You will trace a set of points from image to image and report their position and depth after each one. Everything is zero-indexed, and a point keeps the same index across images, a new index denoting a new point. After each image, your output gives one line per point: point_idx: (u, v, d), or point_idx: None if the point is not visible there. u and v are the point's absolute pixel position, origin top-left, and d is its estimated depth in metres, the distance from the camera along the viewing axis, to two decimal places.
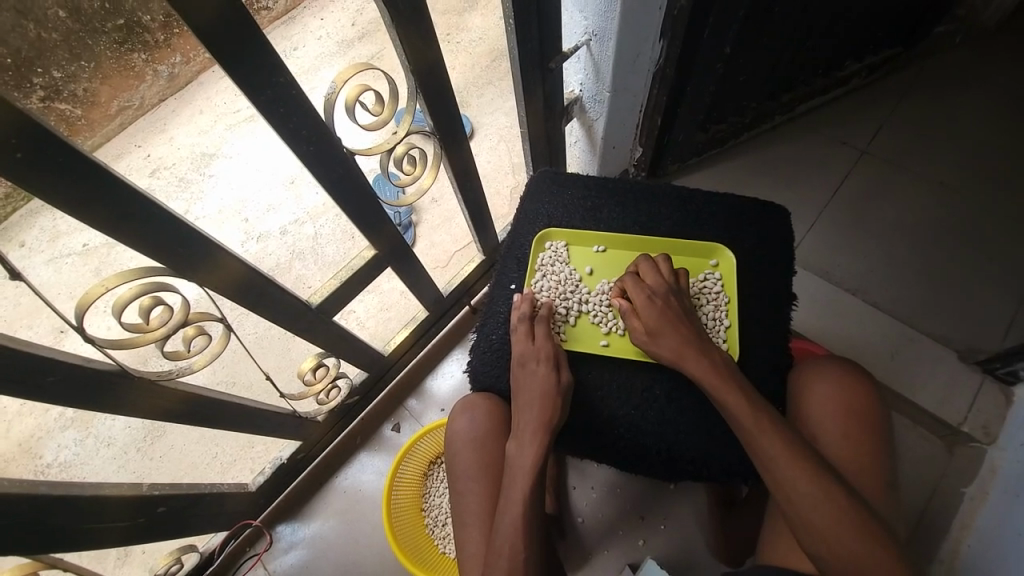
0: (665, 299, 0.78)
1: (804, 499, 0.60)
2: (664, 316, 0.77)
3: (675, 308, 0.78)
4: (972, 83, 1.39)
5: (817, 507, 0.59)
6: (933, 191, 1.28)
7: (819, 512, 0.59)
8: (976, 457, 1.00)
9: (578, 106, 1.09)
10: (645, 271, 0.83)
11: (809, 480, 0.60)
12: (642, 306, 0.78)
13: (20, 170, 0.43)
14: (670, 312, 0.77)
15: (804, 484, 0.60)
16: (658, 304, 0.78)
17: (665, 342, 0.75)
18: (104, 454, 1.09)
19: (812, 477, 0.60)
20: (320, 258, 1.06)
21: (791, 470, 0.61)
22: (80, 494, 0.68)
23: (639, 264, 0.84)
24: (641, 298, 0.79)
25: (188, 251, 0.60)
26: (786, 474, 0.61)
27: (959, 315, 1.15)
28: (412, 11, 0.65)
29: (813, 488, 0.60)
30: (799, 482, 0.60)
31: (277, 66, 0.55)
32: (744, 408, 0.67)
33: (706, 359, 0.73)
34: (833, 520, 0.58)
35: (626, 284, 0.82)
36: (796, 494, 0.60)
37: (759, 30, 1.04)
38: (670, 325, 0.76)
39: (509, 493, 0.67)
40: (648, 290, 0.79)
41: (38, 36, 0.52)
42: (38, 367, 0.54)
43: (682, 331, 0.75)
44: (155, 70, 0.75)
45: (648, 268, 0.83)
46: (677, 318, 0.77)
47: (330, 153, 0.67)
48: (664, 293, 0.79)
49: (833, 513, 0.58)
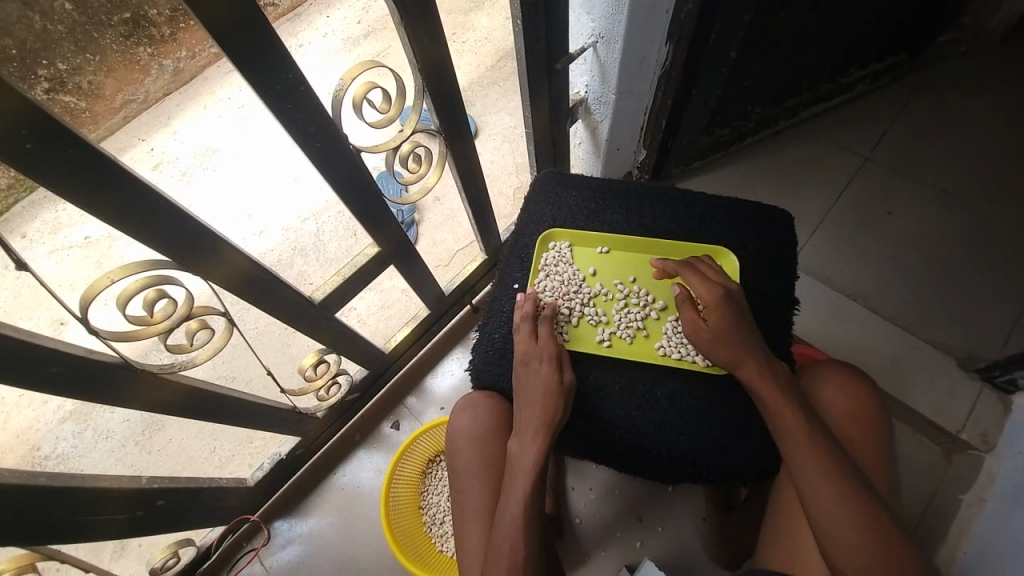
0: (736, 300, 0.77)
1: (835, 516, 0.59)
2: (735, 322, 0.75)
3: (743, 312, 0.77)
4: (975, 91, 1.40)
5: (850, 525, 0.58)
6: (935, 199, 1.29)
7: (851, 530, 0.58)
8: (974, 464, 1.01)
9: (583, 107, 1.09)
10: (707, 269, 0.81)
11: (843, 497, 0.59)
12: (713, 303, 0.76)
13: (29, 159, 0.43)
14: (735, 312, 0.76)
15: (837, 500, 0.59)
16: (732, 305, 0.76)
17: (733, 348, 0.74)
18: (103, 446, 1.08)
19: (845, 495, 0.59)
20: (323, 255, 1.06)
21: (825, 484, 0.60)
22: (80, 486, 0.68)
23: (703, 262, 0.82)
24: (714, 294, 0.77)
25: (193, 244, 0.60)
26: (820, 487, 0.60)
27: (959, 323, 1.15)
28: (422, 10, 0.65)
29: (845, 505, 0.59)
30: (833, 499, 0.59)
31: (287, 63, 0.55)
32: (774, 398, 0.69)
33: (763, 361, 0.72)
34: (862, 538, 0.57)
35: (692, 277, 0.80)
36: (827, 511, 0.59)
37: (766, 34, 1.05)
38: (738, 330, 0.74)
39: (510, 490, 0.67)
40: (722, 288, 0.77)
41: (45, 28, 0.52)
42: (42, 357, 0.54)
43: (746, 337, 0.74)
44: (161, 65, 0.72)
45: (710, 267, 0.81)
46: (743, 319, 0.76)
47: (335, 149, 0.68)
48: (737, 294, 0.78)
49: (865, 532, 0.57)
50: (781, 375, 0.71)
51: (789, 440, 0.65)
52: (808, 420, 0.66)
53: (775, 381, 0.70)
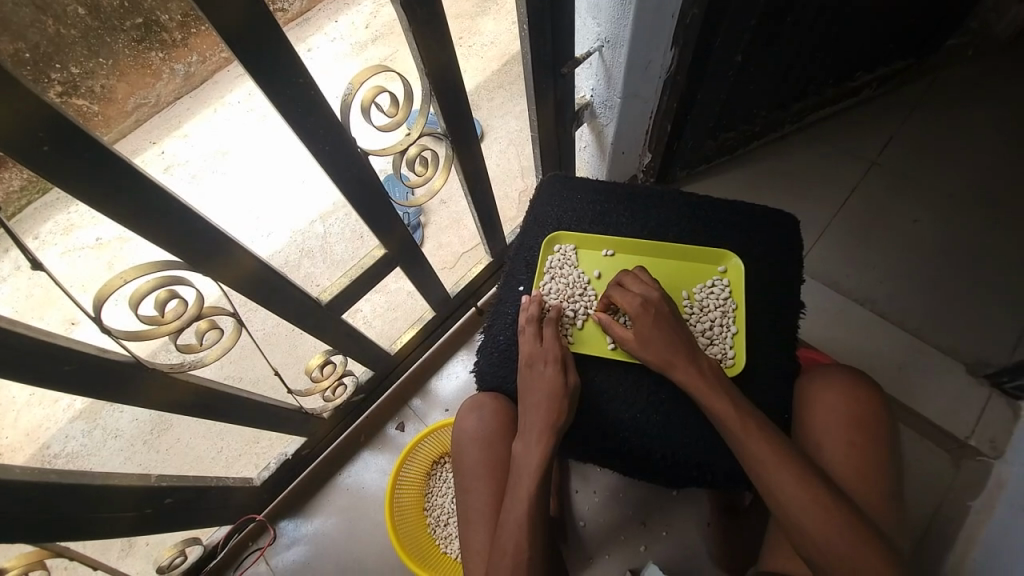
0: (656, 307, 0.79)
1: (802, 517, 0.60)
2: (657, 325, 0.77)
3: (666, 317, 0.79)
4: (982, 95, 1.39)
5: (809, 514, 0.60)
6: (943, 203, 1.28)
7: (811, 519, 0.60)
8: (983, 471, 1.00)
9: (588, 111, 1.10)
10: (630, 280, 0.83)
11: (798, 486, 0.62)
12: (634, 314, 0.79)
13: (46, 162, 0.44)
14: (658, 318, 0.78)
15: (794, 491, 0.61)
16: (650, 312, 0.79)
17: (658, 351, 0.76)
18: (112, 445, 1.09)
19: (800, 484, 0.62)
20: (329, 257, 1.09)
21: (781, 477, 0.63)
22: (90, 483, 0.69)
23: (624, 275, 0.84)
24: (634, 305, 0.80)
25: (203, 245, 0.61)
26: (777, 480, 0.63)
27: (967, 328, 1.14)
28: (429, 15, 0.66)
29: (802, 494, 0.61)
30: (799, 501, 0.61)
31: (297, 67, 0.56)
32: (718, 400, 0.70)
33: (693, 363, 0.74)
34: (824, 526, 0.59)
35: (617, 290, 0.82)
36: (793, 512, 0.61)
37: (771, 39, 1.05)
38: (663, 333, 0.77)
39: (514, 492, 0.68)
40: (640, 298, 0.80)
41: (58, 31, 0.53)
42: (55, 356, 0.55)
43: (672, 338, 0.77)
44: (172, 69, 0.72)
45: (633, 279, 0.83)
46: (668, 325, 0.78)
47: (344, 153, 0.69)
48: (656, 301, 0.80)
49: (825, 519, 0.59)
50: (717, 375, 0.74)
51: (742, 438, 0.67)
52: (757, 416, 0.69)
53: (713, 382, 0.72)
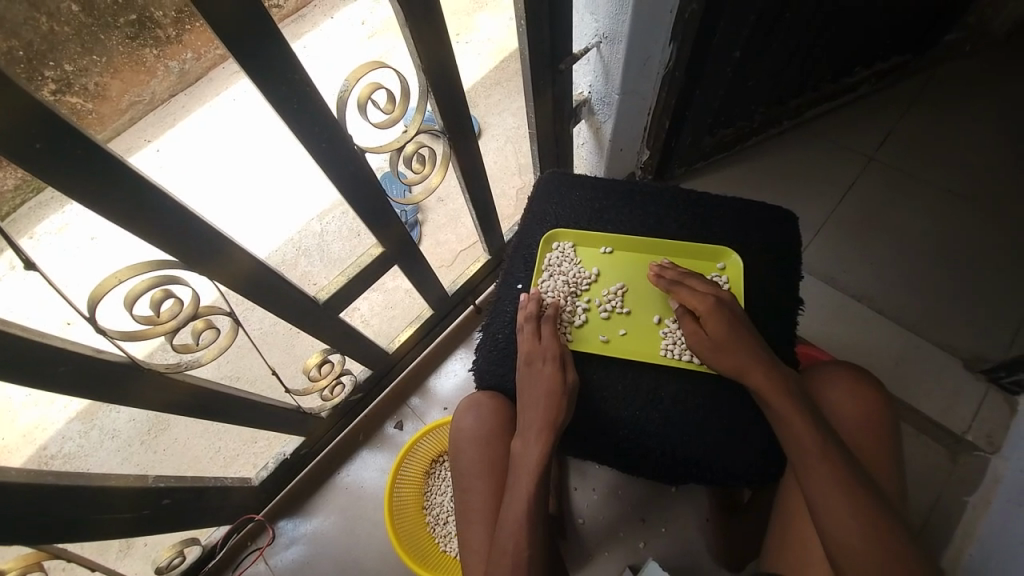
0: (727, 308, 0.78)
1: (841, 521, 0.59)
2: (731, 327, 0.75)
3: (739, 318, 0.77)
4: (979, 91, 1.39)
5: (851, 530, 0.58)
6: (939, 200, 1.28)
7: (856, 536, 0.58)
8: (979, 466, 1.00)
9: (586, 108, 1.09)
10: (695, 282, 0.82)
11: (845, 499, 0.60)
12: (706, 312, 0.78)
13: (40, 162, 0.44)
14: (731, 321, 0.76)
15: (843, 506, 0.59)
16: (724, 313, 0.77)
17: (732, 354, 0.74)
18: (109, 446, 1.08)
19: (852, 500, 0.60)
20: (326, 255, 1.04)
21: (829, 491, 0.61)
22: (87, 485, 0.69)
23: (691, 277, 0.84)
24: (704, 305, 0.78)
25: (197, 245, 0.60)
26: (825, 494, 0.61)
27: (964, 324, 1.15)
28: (426, 11, 0.65)
29: (851, 510, 0.59)
30: (838, 503, 0.60)
31: (293, 64, 0.56)
32: (783, 402, 0.69)
33: (770, 366, 0.72)
34: (863, 535, 0.58)
35: (685, 289, 0.82)
36: (832, 514, 0.60)
37: (770, 35, 1.05)
38: (737, 336, 0.75)
39: (513, 490, 0.68)
40: (712, 297, 0.79)
41: (51, 29, 0.51)
42: (49, 358, 0.55)
43: (747, 342, 0.74)
44: (166, 66, 0.73)
45: (697, 281, 0.82)
46: (742, 326, 0.76)
47: (341, 151, 0.68)
48: (728, 301, 0.79)
49: (871, 537, 0.58)
50: (791, 382, 0.71)
51: (800, 449, 0.65)
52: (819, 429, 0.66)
53: (783, 384, 0.70)
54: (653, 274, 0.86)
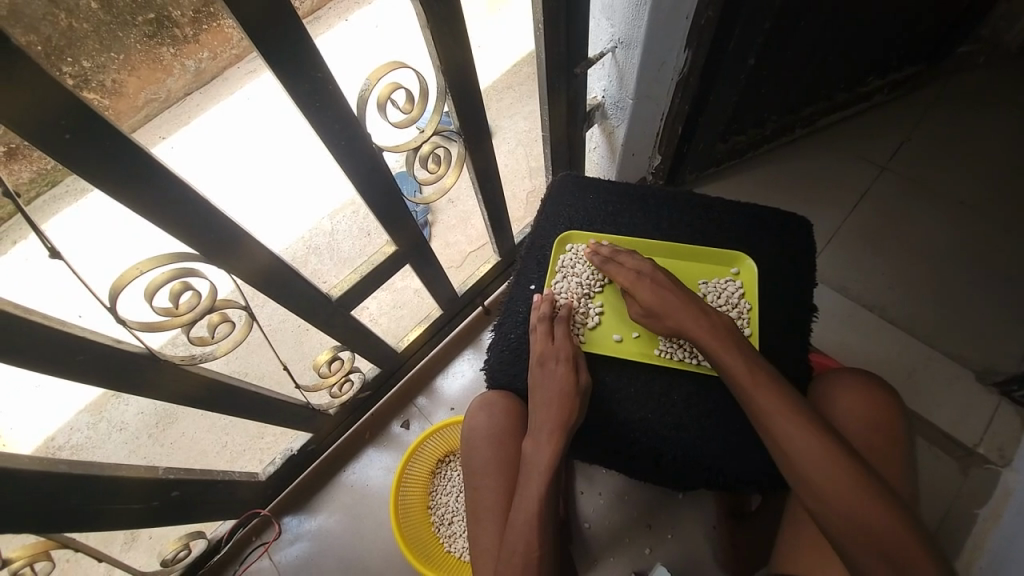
0: (652, 278, 0.81)
1: (833, 490, 0.59)
2: (658, 295, 0.79)
3: (662, 285, 0.80)
4: (993, 103, 1.39)
5: (857, 516, 0.58)
6: (952, 211, 1.28)
7: (851, 504, 0.58)
8: (991, 478, 0.99)
9: (600, 112, 1.10)
10: (624, 257, 0.86)
11: (835, 469, 0.60)
12: (632, 287, 0.81)
13: (70, 151, 0.45)
14: (660, 289, 0.80)
15: (833, 476, 0.60)
16: (647, 282, 0.81)
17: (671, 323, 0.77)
18: (116, 438, 1.07)
19: (852, 483, 0.59)
20: (336, 254, 1.09)
21: (826, 475, 0.60)
22: (100, 474, 0.69)
23: (617, 251, 0.87)
24: (629, 277, 0.82)
25: (219, 239, 0.61)
26: (819, 479, 0.60)
27: (977, 336, 1.14)
28: (447, 12, 0.66)
29: (844, 478, 0.59)
30: (830, 472, 0.60)
31: (317, 62, 0.57)
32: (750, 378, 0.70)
33: (715, 337, 0.74)
34: (859, 501, 0.58)
35: (609, 266, 0.85)
36: (824, 484, 0.60)
37: (785, 42, 1.05)
38: (665, 303, 0.79)
39: (524, 489, 0.68)
40: (637, 271, 0.82)
41: (69, 25, 0.53)
42: (71, 346, 0.56)
43: (678, 307, 0.78)
44: (183, 65, 0.72)
45: (626, 254, 0.86)
46: (670, 292, 0.80)
47: (360, 149, 0.69)
48: (649, 271, 0.82)
49: (868, 502, 0.58)
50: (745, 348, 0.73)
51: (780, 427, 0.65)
52: (795, 405, 0.66)
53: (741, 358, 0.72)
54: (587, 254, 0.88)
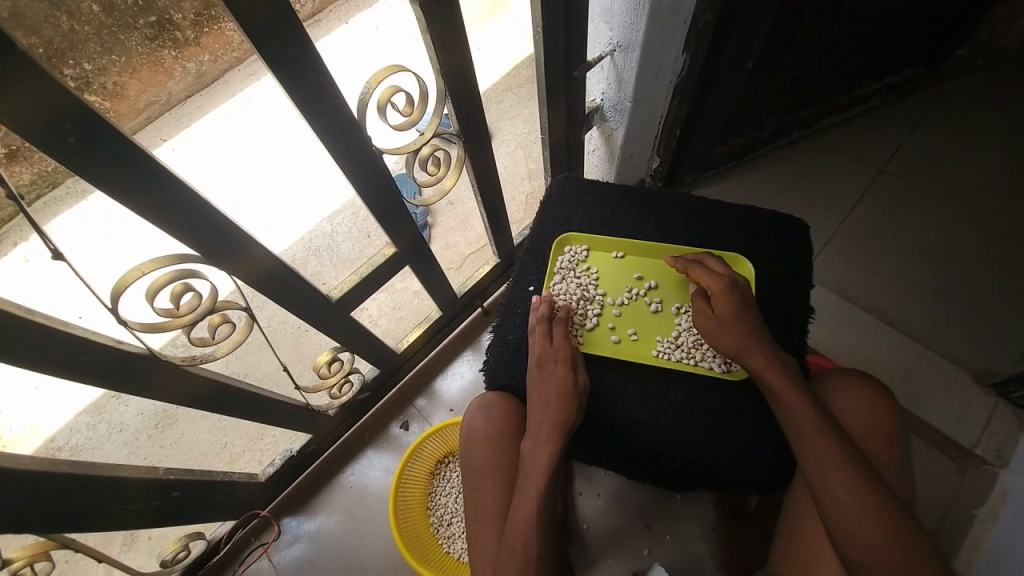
0: (739, 292, 0.79)
1: (844, 504, 0.60)
2: (739, 308, 0.77)
3: (748, 302, 0.78)
4: (990, 106, 1.40)
5: (863, 523, 0.59)
6: (949, 213, 1.28)
7: (859, 518, 0.59)
8: (988, 480, 0.99)
9: (598, 114, 1.10)
10: (713, 266, 0.84)
11: (850, 484, 0.61)
12: (717, 293, 0.79)
13: (71, 154, 0.45)
14: (743, 304, 0.78)
15: (847, 491, 0.60)
16: (733, 294, 0.78)
17: (736, 332, 0.75)
18: (117, 438, 1.08)
19: (861, 491, 0.60)
20: (335, 255, 1.06)
21: (838, 481, 0.61)
22: (100, 474, 0.69)
23: (706, 259, 0.85)
24: (717, 286, 0.79)
25: (220, 240, 0.62)
26: (834, 489, 0.61)
27: (974, 337, 1.14)
28: (446, 16, 0.66)
29: (856, 492, 0.60)
30: (845, 487, 0.61)
31: (316, 65, 0.57)
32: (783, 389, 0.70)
33: (774, 352, 0.73)
34: (867, 516, 0.59)
35: (699, 269, 0.83)
36: (836, 497, 0.61)
37: (783, 45, 1.06)
38: (741, 316, 0.76)
39: (522, 490, 0.68)
40: (725, 280, 0.80)
41: (71, 28, 0.53)
42: (73, 346, 0.56)
43: (750, 323, 0.76)
44: (183, 67, 0.72)
45: (715, 266, 0.83)
46: (749, 308, 0.78)
47: (359, 151, 0.70)
48: (740, 285, 0.80)
49: (877, 518, 0.59)
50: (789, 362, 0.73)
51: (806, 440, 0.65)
52: (822, 420, 0.66)
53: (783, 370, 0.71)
54: (673, 260, 0.87)
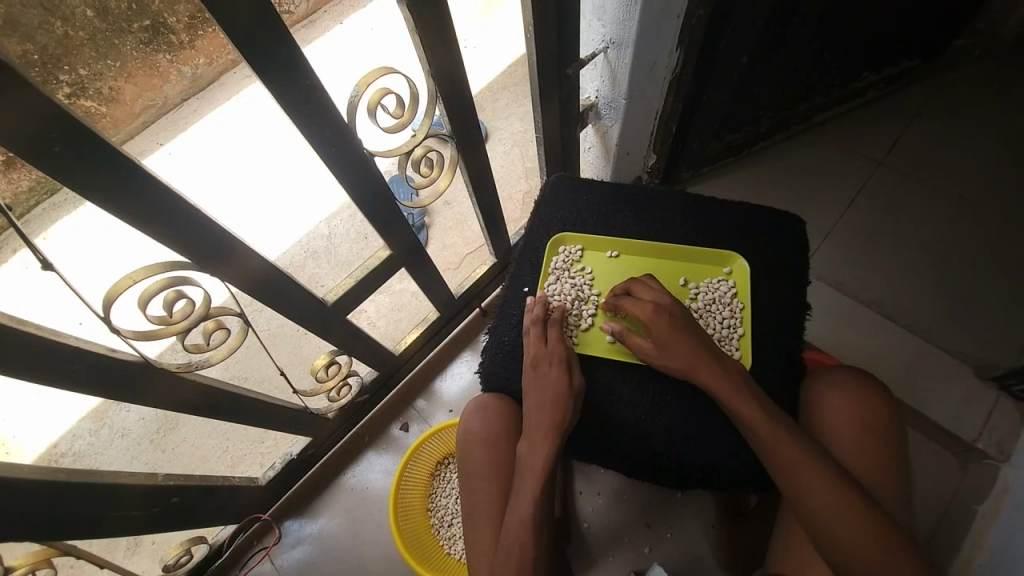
0: (670, 312, 0.78)
1: (824, 511, 0.60)
2: (672, 330, 0.76)
3: (681, 320, 0.77)
4: (991, 95, 1.38)
5: (848, 535, 0.59)
6: (949, 205, 1.27)
7: (840, 525, 0.59)
8: (991, 474, 0.99)
9: (593, 112, 1.10)
10: (640, 289, 0.83)
11: (828, 491, 0.61)
12: (649, 319, 0.78)
13: (57, 163, 0.45)
14: (675, 324, 0.77)
15: (825, 498, 0.60)
16: (662, 317, 0.77)
17: (677, 355, 0.75)
18: (119, 444, 1.09)
19: (835, 495, 0.60)
20: (334, 258, 1.00)
21: (819, 497, 0.61)
22: (98, 482, 0.70)
23: (633, 283, 0.84)
24: (647, 312, 0.78)
25: (212, 247, 0.62)
26: (813, 497, 0.61)
27: (975, 330, 1.13)
28: (435, 16, 0.66)
29: (836, 500, 0.60)
30: (823, 494, 0.61)
31: (303, 70, 0.57)
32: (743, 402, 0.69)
33: (723, 369, 0.73)
34: (848, 521, 0.59)
35: (626, 299, 0.82)
36: (817, 505, 0.61)
37: (778, 39, 1.05)
38: (678, 338, 0.76)
39: (518, 493, 0.68)
40: (652, 304, 0.79)
41: (65, 34, 0.53)
42: (66, 356, 0.56)
43: (689, 342, 0.75)
44: (178, 71, 0.83)
45: (643, 286, 0.82)
46: (687, 328, 0.77)
47: (350, 155, 0.69)
48: (668, 306, 0.79)
49: (857, 523, 0.59)
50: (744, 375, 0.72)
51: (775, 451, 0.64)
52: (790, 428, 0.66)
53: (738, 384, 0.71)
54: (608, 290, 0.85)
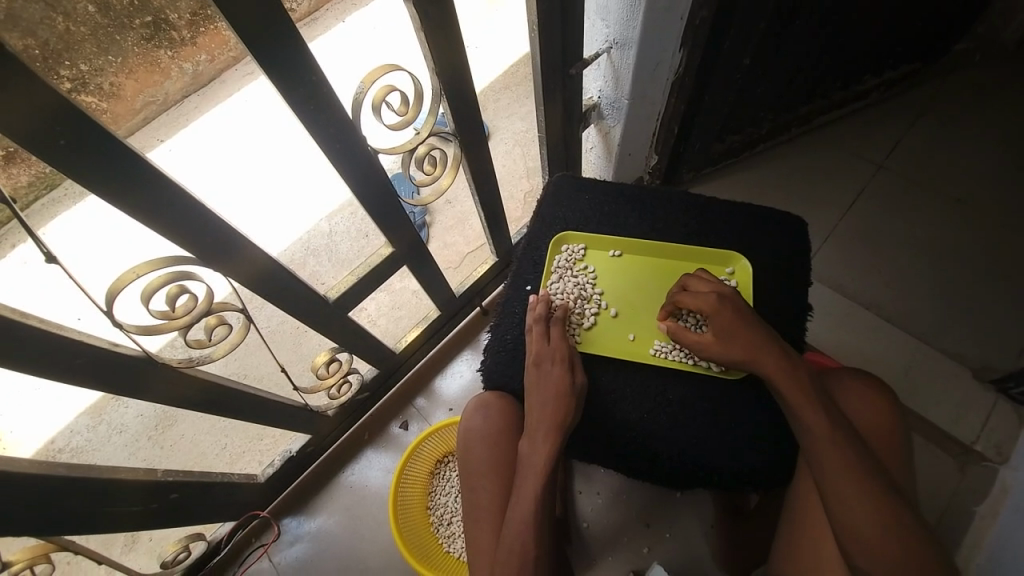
0: (734, 304, 0.77)
1: (854, 513, 0.60)
2: (736, 321, 0.75)
3: (743, 312, 0.76)
4: (990, 100, 1.39)
5: (878, 537, 0.59)
6: (949, 208, 1.28)
7: (868, 527, 0.59)
8: (988, 476, 0.99)
9: (596, 112, 1.10)
10: (698, 282, 0.82)
11: (860, 492, 0.61)
12: (712, 310, 0.77)
13: (60, 154, 0.45)
14: (740, 315, 0.76)
15: (857, 499, 0.60)
16: (724, 308, 0.77)
17: (738, 344, 0.74)
18: (116, 440, 1.08)
19: (867, 498, 0.60)
20: (334, 255, 1.06)
21: (850, 497, 0.61)
22: (98, 477, 0.69)
23: (690, 277, 0.83)
24: (710, 302, 0.78)
25: (215, 242, 0.61)
26: (845, 495, 0.61)
27: (974, 333, 1.14)
28: (440, 15, 0.66)
29: (866, 502, 0.60)
30: (855, 495, 0.61)
31: (309, 66, 0.57)
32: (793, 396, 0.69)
33: (784, 360, 0.72)
34: (877, 525, 0.59)
35: (687, 293, 0.81)
36: (848, 505, 0.61)
37: (780, 41, 1.05)
38: (738, 329, 0.75)
39: (519, 491, 0.68)
40: (714, 294, 0.78)
41: (67, 29, 0.52)
42: (68, 349, 0.56)
43: (751, 334, 0.74)
44: (180, 67, 0.73)
45: (703, 279, 0.82)
46: (749, 321, 0.76)
47: (354, 152, 0.69)
48: (730, 296, 0.78)
49: (886, 527, 0.59)
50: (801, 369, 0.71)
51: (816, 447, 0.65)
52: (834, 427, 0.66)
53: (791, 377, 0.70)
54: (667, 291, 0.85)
